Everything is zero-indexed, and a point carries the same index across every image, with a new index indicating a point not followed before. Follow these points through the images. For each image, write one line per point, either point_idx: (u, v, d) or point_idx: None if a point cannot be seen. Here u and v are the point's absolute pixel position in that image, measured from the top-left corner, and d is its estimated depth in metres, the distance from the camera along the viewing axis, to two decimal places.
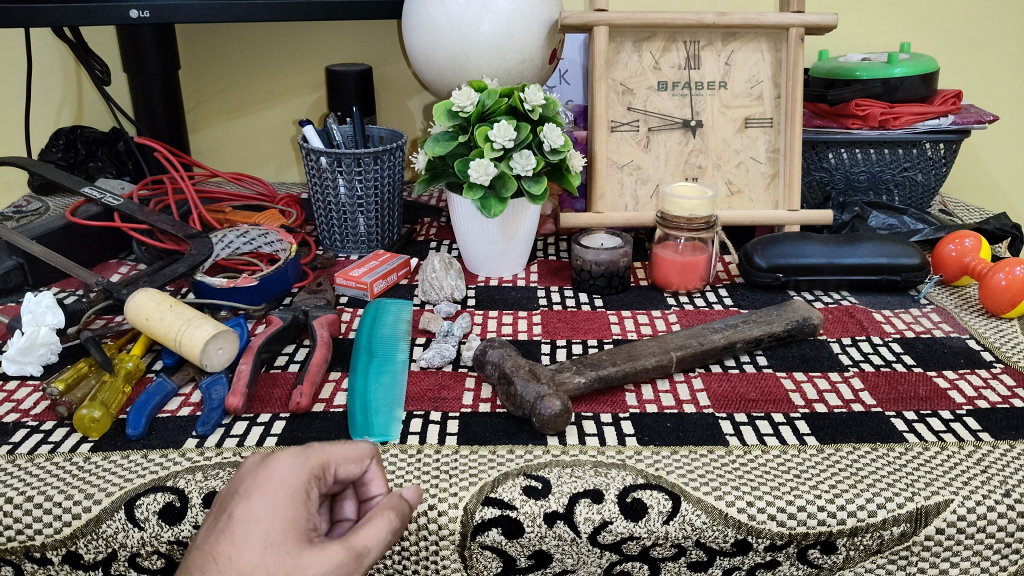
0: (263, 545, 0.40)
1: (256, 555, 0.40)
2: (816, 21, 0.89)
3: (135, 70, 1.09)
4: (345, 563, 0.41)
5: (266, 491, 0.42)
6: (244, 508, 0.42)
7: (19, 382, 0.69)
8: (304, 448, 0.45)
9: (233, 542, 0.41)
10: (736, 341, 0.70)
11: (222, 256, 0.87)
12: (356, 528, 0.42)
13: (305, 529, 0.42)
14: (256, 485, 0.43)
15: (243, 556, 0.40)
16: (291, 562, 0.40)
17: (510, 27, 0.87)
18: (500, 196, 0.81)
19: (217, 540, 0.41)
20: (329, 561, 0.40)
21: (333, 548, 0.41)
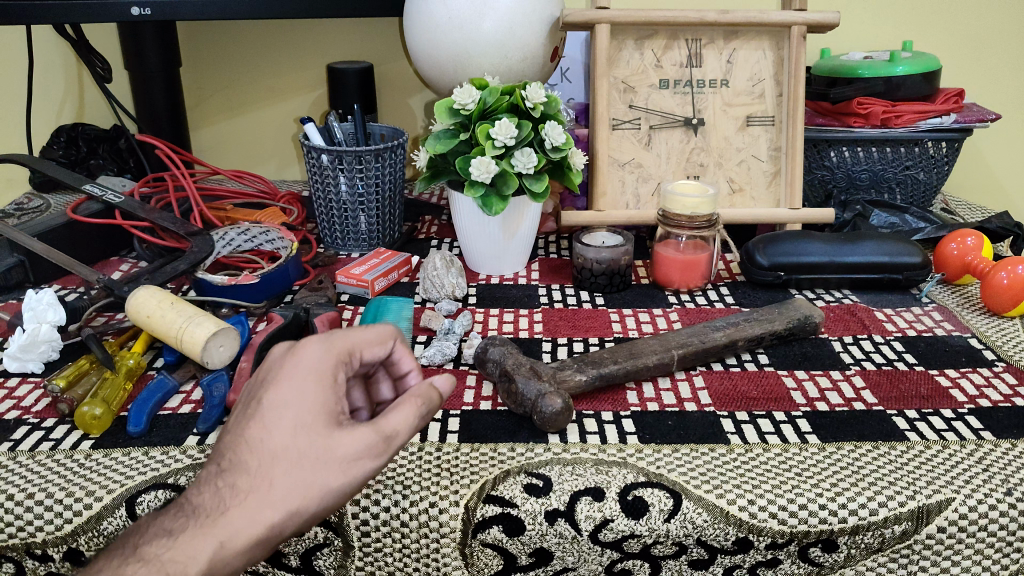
0: (294, 427, 0.43)
1: (287, 436, 0.43)
2: (818, 19, 0.88)
3: (136, 67, 1.09)
4: (373, 445, 0.43)
5: (294, 375, 0.44)
6: (274, 393, 0.44)
7: (20, 379, 0.69)
8: (327, 335, 0.47)
9: (264, 425, 0.43)
10: (737, 340, 0.70)
11: (222, 253, 0.87)
12: (384, 411, 0.45)
13: (335, 409, 0.44)
14: (284, 371, 0.45)
15: (274, 436, 0.43)
16: (321, 441, 0.43)
17: (511, 24, 0.87)
18: (501, 194, 0.81)
19: (251, 423, 0.43)
20: (358, 442, 0.43)
21: (363, 431, 0.43)
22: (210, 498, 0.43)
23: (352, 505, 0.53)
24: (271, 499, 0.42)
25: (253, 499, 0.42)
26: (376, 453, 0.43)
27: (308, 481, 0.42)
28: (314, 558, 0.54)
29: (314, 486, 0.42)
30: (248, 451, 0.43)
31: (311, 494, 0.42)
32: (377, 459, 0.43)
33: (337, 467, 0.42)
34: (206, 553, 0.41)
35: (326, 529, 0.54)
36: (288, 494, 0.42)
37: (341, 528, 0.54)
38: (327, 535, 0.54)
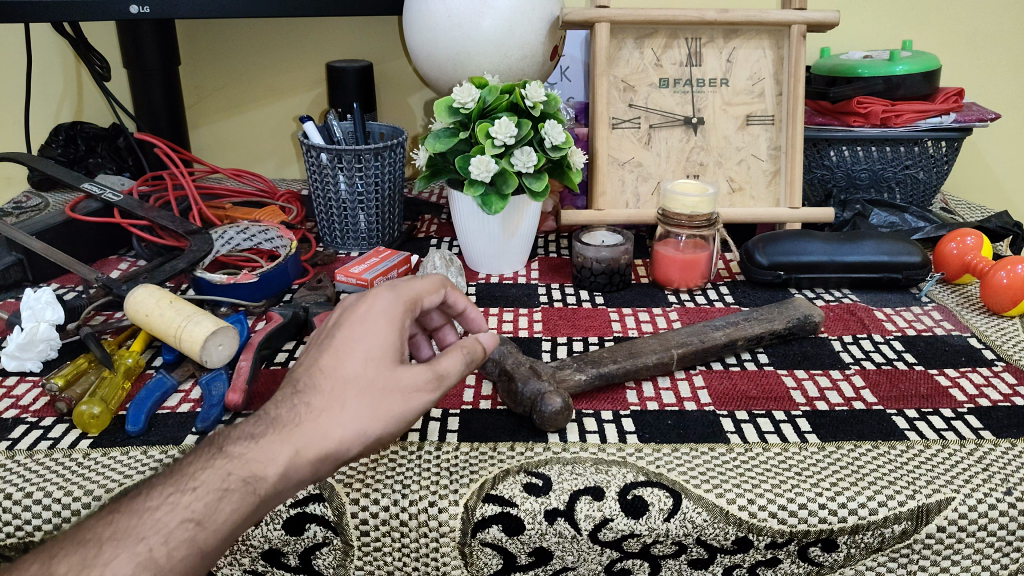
0: (364, 359, 0.48)
1: (358, 366, 0.48)
2: (818, 18, 0.88)
3: (135, 65, 1.09)
4: (431, 381, 0.48)
5: (366, 315, 0.50)
6: (348, 330, 0.50)
7: (19, 378, 0.69)
8: (394, 285, 0.53)
9: (338, 355, 0.48)
10: (737, 339, 0.70)
11: (222, 252, 0.87)
12: (442, 354, 0.50)
13: (401, 347, 0.49)
14: (356, 312, 0.51)
15: (347, 365, 0.48)
16: (387, 373, 0.48)
17: (510, 23, 0.87)
18: (501, 193, 0.81)
19: (327, 353, 0.49)
20: (419, 376, 0.48)
21: (422, 367, 0.48)
22: (286, 412, 0.47)
23: (352, 504, 0.53)
24: (341, 417, 0.46)
25: (325, 416, 0.46)
26: (434, 388, 0.48)
27: (374, 406, 0.47)
28: (314, 557, 0.54)
29: (379, 411, 0.47)
30: (322, 376, 0.48)
31: (375, 419, 0.47)
32: (434, 394, 0.48)
33: (400, 397, 0.47)
34: (284, 457, 0.46)
35: (326, 528, 0.54)
36: (355, 416, 0.46)
37: (341, 528, 0.53)
38: (327, 535, 0.54)
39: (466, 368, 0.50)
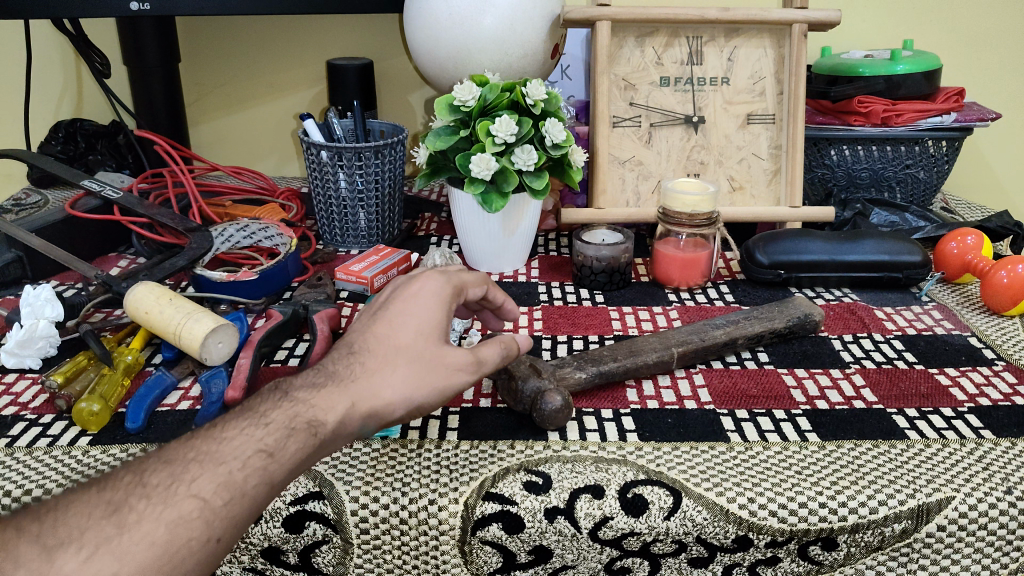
0: (416, 333, 0.52)
1: (409, 339, 0.52)
2: (819, 17, 0.88)
3: (136, 62, 1.09)
4: (471, 364, 0.52)
5: (419, 295, 0.55)
6: (402, 306, 0.54)
7: (19, 374, 0.69)
8: (445, 273, 0.58)
9: (392, 327, 0.53)
10: (737, 338, 0.70)
11: (221, 250, 0.87)
12: (483, 343, 0.54)
13: (448, 328, 0.54)
14: (410, 292, 0.55)
15: (400, 336, 0.52)
16: (434, 349, 0.52)
17: (511, 21, 0.87)
18: (501, 192, 0.81)
19: (381, 323, 0.53)
20: (462, 357, 0.52)
21: (464, 351, 0.52)
22: (341, 370, 0.51)
23: (351, 502, 0.53)
24: (390, 380, 0.50)
25: (375, 377, 0.50)
26: (474, 369, 0.52)
27: (421, 376, 0.51)
28: (313, 555, 0.54)
29: (424, 381, 0.51)
30: (377, 343, 0.52)
31: (420, 387, 0.50)
32: (474, 376, 0.52)
33: (443, 372, 0.51)
34: (340, 408, 0.49)
35: (326, 526, 0.54)
36: (403, 382, 0.50)
37: (341, 525, 0.53)
38: (326, 533, 0.54)
39: (503, 359, 0.54)
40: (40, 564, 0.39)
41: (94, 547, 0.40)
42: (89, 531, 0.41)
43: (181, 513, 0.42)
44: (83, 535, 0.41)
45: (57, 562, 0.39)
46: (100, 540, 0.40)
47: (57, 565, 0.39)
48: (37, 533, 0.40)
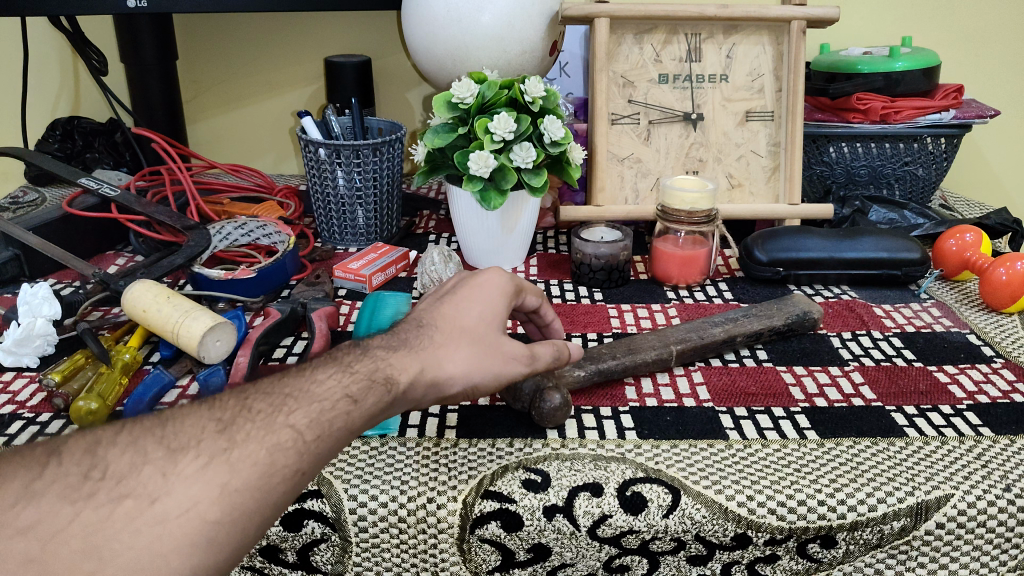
0: (481, 318, 0.54)
1: (475, 323, 0.53)
2: (818, 14, 0.88)
3: (133, 60, 1.08)
4: (527, 357, 0.54)
5: (485, 285, 0.56)
6: (468, 293, 0.56)
7: (16, 374, 0.68)
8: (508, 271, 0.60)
9: (460, 309, 0.54)
10: (736, 336, 0.70)
11: (219, 248, 0.87)
12: (538, 341, 0.55)
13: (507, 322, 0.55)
14: (475, 283, 0.57)
15: (467, 318, 0.53)
16: (496, 337, 0.53)
17: (510, 17, 0.87)
18: (500, 189, 0.80)
19: (449, 304, 0.55)
20: (520, 350, 0.53)
21: (522, 345, 0.54)
22: (412, 338, 0.51)
23: (349, 500, 0.53)
24: (456, 354, 0.51)
25: (442, 348, 0.51)
26: (529, 362, 0.53)
27: (485, 358, 0.51)
28: (312, 553, 0.54)
29: (486, 363, 0.51)
30: (444, 321, 0.53)
31: (480, 368, 0.51)
32: (528, 369, 0.53)
33: (503, 359, 0.52)
34: (413, 369, 0.49)
35: (324, 524, 0.53)
36: (466, 359, 0.51)
37: (340, 524, 0.53)
38: (325, 531, 0.53)
39: (557, 360, 0.55)
40: (161, 465, 0.40)
41: (210, 456, 0.40)
42: (204, 441, 0.41)
43: (278, 440, 0.42)
44: (199, 444, 0.41)
45: (175, 466, 0.40)
46: (213, 451, 0.41)
47: (176, 469, 0.40)
48: (158, 436, 0.41)
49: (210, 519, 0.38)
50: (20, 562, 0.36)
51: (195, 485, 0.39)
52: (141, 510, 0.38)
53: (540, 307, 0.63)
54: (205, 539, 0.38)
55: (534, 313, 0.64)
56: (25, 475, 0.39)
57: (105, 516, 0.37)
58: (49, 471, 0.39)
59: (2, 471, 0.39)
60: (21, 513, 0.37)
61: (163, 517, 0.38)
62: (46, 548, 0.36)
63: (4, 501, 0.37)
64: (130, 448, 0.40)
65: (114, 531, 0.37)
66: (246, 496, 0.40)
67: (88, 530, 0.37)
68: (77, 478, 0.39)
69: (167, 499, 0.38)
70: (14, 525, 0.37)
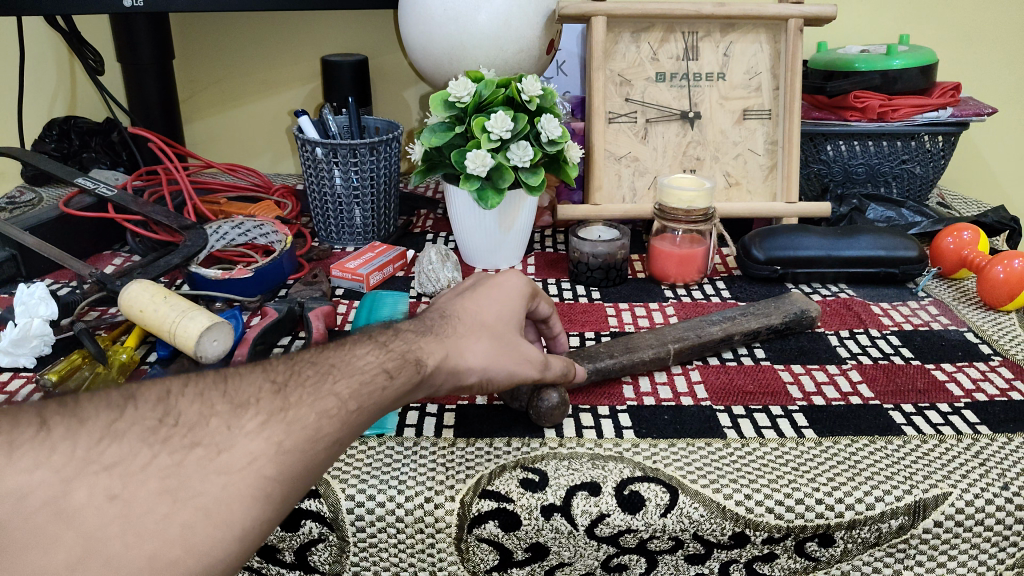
0: (500, 317, 0.55)
1: (494, 321, 0.55)
2: (816, 12, 0.88)
3: (130, 60, 1.08)
4: (538, 363, 0.56)
5: (504, 285, 0.58)
6: (487, 290, 0.57)
7: (12, 374, 0.68)
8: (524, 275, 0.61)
9: (480, 305, 0.55)
10: (734, 334, 0.70)
11: (216, 248, 0.86)
12: (550, 354, 0.58)
13: (522, 326, 0.57)
14: (494, 281, 0.58)
15: (488, 315, 0.55)
16: (513, 337, 0.55)
17: (506, 16, 0.87)
18: (497, 188, 0.80)
19: (469, 299, 0.56)
20: (533, 353, 0.55)
21: (535, 350, 0.56)
22: (438, 326, 0.53)
23: (347, 500, 0.53)
24: (477, 347, 0.52)
25: (463, 339, 0.52)
26: (540, 369, 0.56)
27: (502, 354, 0.53)
28: (310, 553, 0.54)
29: (503, 359, 0.53)
30: (465, 314, 0.54)
31: (497, 363, 0.53)
32: (537, 375, 0.56)
33: (518, 359, 0.54)
34: (438, 355, 0.50)
35: (321, 524, 0.53)
36: (485, 354, 0.52)
37: (337, 523, 0.53)
38: (322, 531, 0.53)
39: (565, 375, 0.58)
40: (226, 418, 0.40)
41: (268, 415, 0.41)
42: (262, 401, 0.42)
43: (325, 406, 0.43)
44: (258, 402, 0.41)
45: (238, 420, 0.40)
46: (271, 410, 0.41)
47: (240, 423, 0.40)
48: (221, 390, 0.42)
49: (270, 474, 0.39)
50: (104, 498, 0.35)
51: (256, 440, 0.39)
52: (210, 459, 0.38)
53: (549, 317, 0.64)
54: (265, 494, 0.38)
55: (544, 322, 0.64)
56: (107, 415, 0.39)
57: (178, 462, 0.38)
58: (127, 414, 0.39)
59: (85, 407, 0.39)
60: (104, 451, 0.37)
61: (228, 468, 0.38)
62: (127, 486, 0.36)
63: (87, 438, 0.37)
64: (198, 399, 0.41)
65: (186, 476, 0.37)
66: (299, 456, 0.40)
67: (164, 473, 0.37)
68: (154, 422, 0.39)
69: (231, 450, 0.39)
70: (98, 462, 0.36)
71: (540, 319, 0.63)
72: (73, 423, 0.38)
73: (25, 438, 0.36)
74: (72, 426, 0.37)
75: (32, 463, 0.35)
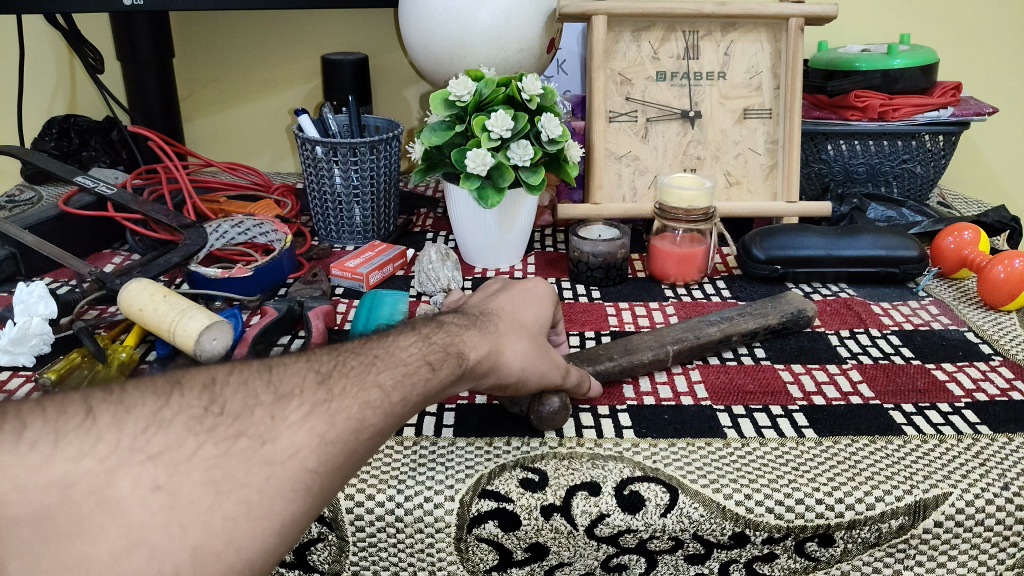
0: (535, 321, 0.57)
1: (530, 324, 0.57)
2: (816, 12, 0.87)
3: (130, 58, 1.08)
4: (561, 369, 0.57)
5: (535, 291, 0.60)
6: (519, 295, 0.59)
7: (11, 372, 0.68)
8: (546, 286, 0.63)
9: (515, 308, 0.57)
10: (731, 335, 0.70)
11: (216, 247, 0.86)
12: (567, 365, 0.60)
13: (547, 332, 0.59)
14: (523, 288, 0.60)
15: (524, 318, 0.57)
16: (543, 342, 0.57)
17: (507, 15, 0.87)
18: (497, 187, 0.80)
19: (504, 301, 0.58)
20: (558, 360, 0.57)
21: (558, 358, 0.58)
22: (481, 322, 0.54)
23: (347, 500, 0.53)
24: (517, 345, 0.53)
25: (506, 336, 0.53)
26: (563, 376, 0.57)
27: (539, 356, 0.55)
28: (309, 553, 0.54)
29: (539, 360, 0.54)
30: (504, 314, 0.56)
31: (534, 364, 0.54)
32: (561, 381, 0.57)
33: (549, 363, 0.56)
34: (484, 349, 0.51)
35: (321, 524, 0.53)
36: (524, 353, 0.54)
37: (337, 523, 0.53)
38: (322, 531, 0.53)
39: (579, 387, 0.59)
40: (271, 409, 0.40)
41: (311, 406, 0.41)
42: (305, 391, 0.42)
43: (369, 398, 0.43)
44: (301, 393, 0.42)
45: (282, 411, 0.40)
46: (315, 401, 0.41)
47: (283, 413, 0.40)
48: (266, 380, 0.42)
49: (313, 468, 0.39)
50: (148, 488, 0.36)
51: (299, 432, 0.40)
52: (256, 450, 0.38)
53: (557, 326, 0.64)
54: (305, 487, 0.39)
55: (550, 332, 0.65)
56: (153, 402, 0.39)
57: (223, 452, 0.38)
58: (173, 401, 0.39)
59: (132, 395, 0.39)
60: (152, 440, 0.37)
61: (272, 459, 0.38)
62: (172, 477, 0.36)
63: (133, 427, 0.38)
64: (242, 388, 0.41)
65: (231, 468, 0.37)
66: (342, 447, 0.40)
67: (208, 464, 0.37)
68: (199, 411, 0.39)
69: (276, 441, 0.39)
70: (144, 452, 0.37)
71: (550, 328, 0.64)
72: (120, 411, 0.38)
73: (72, 427, 0.37)
74: (118, 415, 0.38)
75: (77, 453, 0.36)
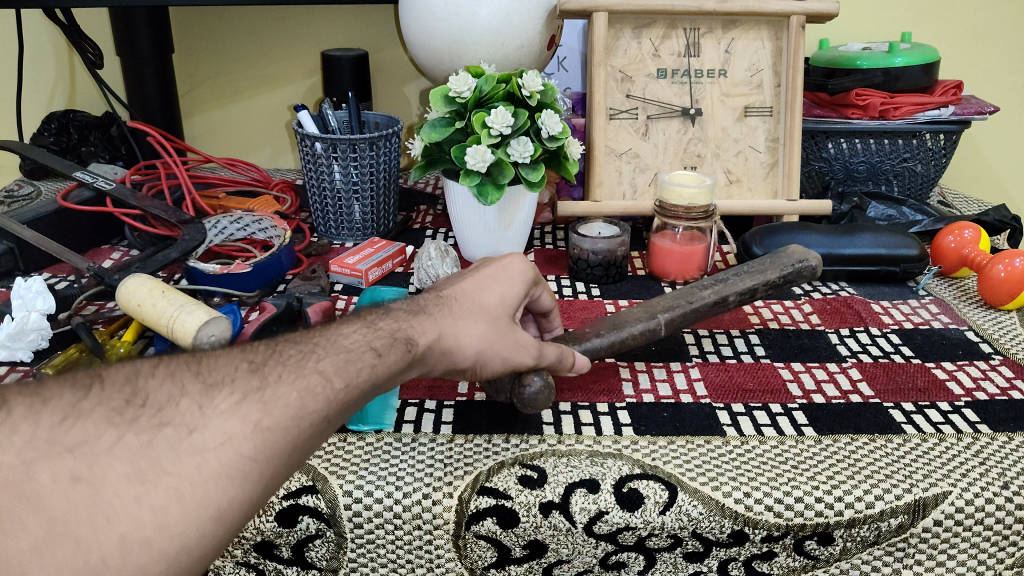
0: (499, 302, 0.56)
1: (493, 305, 0.55)
2: (817, 9, 0.87)
3: (129, 52, 1.07)
4: (534, 349, 0.56)
5: (507, 270, 0.58)
6: (489, 275, 0.58)
7: (9, 368, 0.68)
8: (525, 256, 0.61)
9: (479, 288, 0.56)
10: (727, 296, 0.69)
11: (215, 242, 0.86)
12: (545, 342, 0.58)
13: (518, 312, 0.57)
14: (495, 267, 0.59)
15: (486, 299, 0.55)
16: (505, 323, 0.55)
17: (507, 11, 0.86)
18: (497, 183, 0.80)
19: (471, 282, 0.57)
20: (528, 339, 0.55)
21: (528, 336, 0.56)
22: (432, 308, 0.53)
23: (345, 496, 0.53)
24: (473, 329, 0.52)
25: (460, 320, 0.52)
26: (536, 357, 0.56)
27: (497, 340, 0.53)
28: (307, 550, 0.54)
29: (497, 345, 0.53)
30: (463, 296, 0.55)
31: (492, 348, 0.53)
32: (533, 362, 0.56)
33: (511, 344, 0.54)
34: (432, 335, 0.50)
35: (319, 520, 0.53)
36: (475, 337, 0.52)
37: (334, 520, 0.53)
38: (320, 527, 0.53)
39: (558, 363, 0.58)
40: (197, 398, 0.40)
41: (244, 394, 0.40)
42: (237, 379, 0.41)
43: (308, 384, 0.42)
44: (233, 381, 0.41)
45: (212, 400, 0.40)
46: (247, 389, 0.41)
47: (212, 402, 0.40)
48: (194, 370, 0.41)
49: (247, 454, 0.38)
50: (68, 481, 0.35)
51: (230, 420, 0.39)
52: (182, 439, 0.38)
53: (551, 313, 0.65)
54: (243, 472, 0.38)
55: (541, 318, 0.65)
56: (71, 395, 0.38)
57: (147, 442, 0.37)
58: (92, 394, 0.39)
59: (49, 388, 0.38)
60: (68, 431, 0.37)
61: (202, 447, 0.38)
62: (94, 469, 0.35)
63: (50, 419, 0.37)
64: (168, 379, 0.40)
65: (158, 458, 0.37)
66: (280, 435, 0.40)
67: (132, 456, 0.36)
68: (120, 403, 0.38)
69: (205, 429, 0.38)
70: (62, 444, 0.36)
71: (542, 314, 0.64)
72: (36, 403, 0.37)
73: None
74: (34, 406, 0.37)
75: None
